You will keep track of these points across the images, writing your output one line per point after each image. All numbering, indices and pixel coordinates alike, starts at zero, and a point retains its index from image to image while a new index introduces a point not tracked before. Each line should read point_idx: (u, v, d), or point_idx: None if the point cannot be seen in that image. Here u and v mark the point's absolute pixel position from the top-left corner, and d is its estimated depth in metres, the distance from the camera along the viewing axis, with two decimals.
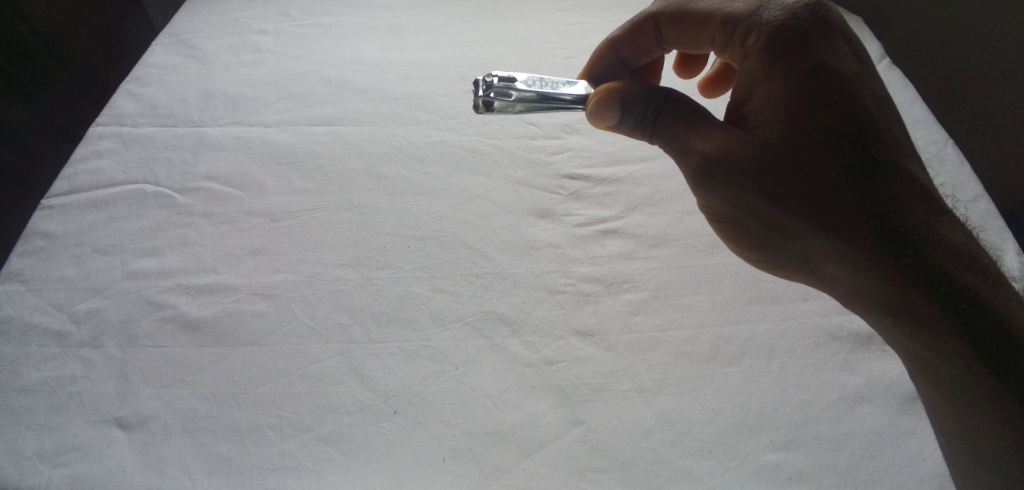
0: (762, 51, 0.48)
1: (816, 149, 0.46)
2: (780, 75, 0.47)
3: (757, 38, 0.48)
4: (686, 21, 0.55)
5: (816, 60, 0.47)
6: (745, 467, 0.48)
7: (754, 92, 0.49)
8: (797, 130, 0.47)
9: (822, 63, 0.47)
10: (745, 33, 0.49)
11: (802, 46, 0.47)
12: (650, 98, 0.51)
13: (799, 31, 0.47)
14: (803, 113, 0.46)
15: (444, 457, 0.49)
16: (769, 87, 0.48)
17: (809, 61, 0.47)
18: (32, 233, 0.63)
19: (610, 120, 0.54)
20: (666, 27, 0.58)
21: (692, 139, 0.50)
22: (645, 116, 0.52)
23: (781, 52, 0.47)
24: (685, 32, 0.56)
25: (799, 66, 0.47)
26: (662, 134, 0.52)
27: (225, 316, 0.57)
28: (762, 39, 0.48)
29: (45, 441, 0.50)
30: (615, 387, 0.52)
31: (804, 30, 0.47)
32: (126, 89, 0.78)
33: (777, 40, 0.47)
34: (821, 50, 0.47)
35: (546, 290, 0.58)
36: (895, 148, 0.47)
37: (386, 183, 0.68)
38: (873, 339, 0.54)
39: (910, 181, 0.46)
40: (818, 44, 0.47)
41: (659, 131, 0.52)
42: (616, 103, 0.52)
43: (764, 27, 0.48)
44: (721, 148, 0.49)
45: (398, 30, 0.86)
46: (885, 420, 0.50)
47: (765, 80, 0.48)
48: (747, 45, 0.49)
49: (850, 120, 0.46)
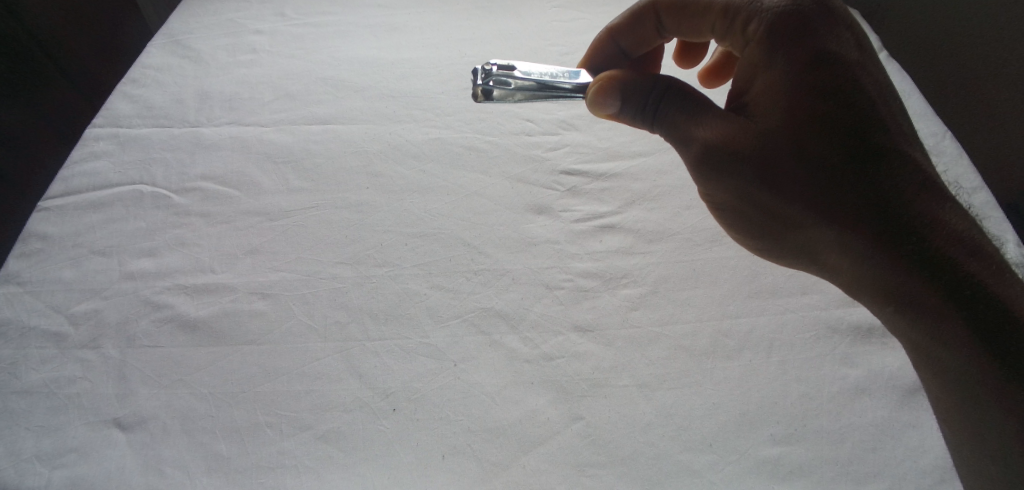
0: (763, 39, 0.48)
1: (817, 137, 0.46)
2: (781, 63, 0.47)
3: (757, 26, 0.48)
4: (687, 10, 0.56)
5: (817, 48, 0.47)
6: (746, 461, 0.48)
7: (755, 79, 0.49)
8: (799, 118, 0.47)
9: (824, 50, 0.47)
10: (746, 21, 0.49)
11: (803, 34, 0.47)
12: (651, 88, 0.51)
13: (800, 19, 0.47)
14: (804, 101, 0.47)
15: (444, 454, 0.49)
16: (771, 75, 0.48)
17: (810, 49, 0.47)
18: (29, 235, 0.63)
19: (610, 109, 0.53)
20: (667, 16, 0.58)
21: (693, 129, 0.50)
22: (646, 105, 0.52)
23: (782, 39, 0.47)
24: (687, 19, 0.56)
25: (800, 54, 0.47)
26: (664, 123, 0.52)
27: (223, 315, 0.57)
28: (762, 26, 0.48)
29: (44, 442, 0.50)
30: (614, 382, 0.52)
31: (806, 18, 0.48)
32: (121, 90, 0.78)
33: (778, 27, 0.47)
34: (821, 38, 0.47)
35: (545, 286, 0.58)
36: (897, 136, 0.47)
37: (384, 181, 0.67)
38: (873, 331, 0.54)
39: (912, 169, 0.46)
40: (820, 32, 0.48)
41: (660, 121, 0.52)
42: (616, 93, 0.52)
43: (765, 14, 0.48)
44: (723, 137, 0.48)
45: (394, 29, 0.86)
46: (886, 412, 0.49)
47: (767, 68, 0.48)
48: (749, 33, 0.49)
49: (851, 108, 0.47)
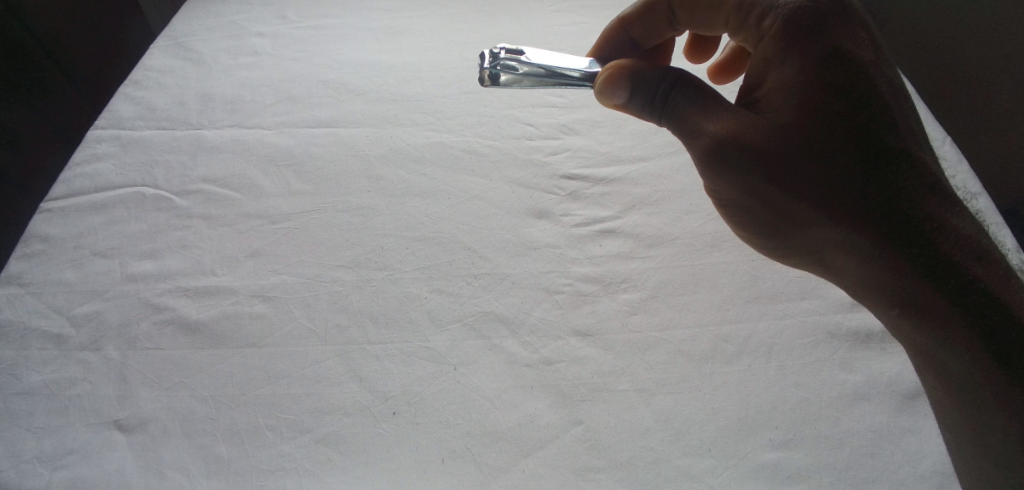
0: (778, 35, 0.49)
1: (826, 135, 0.47)
2: (795, 59, 0.48)
3: (772, 22, 0.49)
4: (701, 3, 0.57)
5: (832, 46, 0.48)
6: (743, 467, 0.48)
7: (768, 75, 0.49)
8: (810, 116, 0.47)
9: (838, 49, 0.48)
10: (762, 16, 0.50)
11: (818, 31, 0.48)
12: (661, 79, 0.51)
13: (816, 16, 0.48)
14: (814, 99, 0.47)
15: (443, 458, 0.49)
16: (783, 72, 0.48)
17: (825, 46, 0.48)
18: (31, 236, 0.63)
19: (617, 99, 0.54)
20: (682, 9, 0.59)
21: (702, 121, 0.50)
22: (654, 97, 0.52)
23: (797, 35, 0.48)
24: (700, 12, 0.58)
25: (814, 51, 0.48)
26: (673, 115, 0.52)
27: (223, 318, 0.57)
28: (779, 22, 0.49)
29: (45, 444, 0.50)
30: (613, 387, 0.52)
31: (823, 17, 0.48)
32: (124, 92, 0.78)
33: (795, 24, 0.48)
34: (837, 36, 0.48)
35: (545, 290, 0.58)
36: (908, 138, 0.48)
37: (384, 184, 0.68)
38: (873, 336, 0.54)
39: (921, 171, 0.47)
40: (836, 30, 0.48)
41: (669, 113, 0.52)
42: (624, 83, 0.52)
43: (781, 10, 0.49)
44: (731, 130, 0.49)
45: (395, 31, 0.87)
46: (883, 418, 0.50)
47: (781, 63, 0.48)
48: (764, 28, 0.50)
49: (863, 108, 0.47)
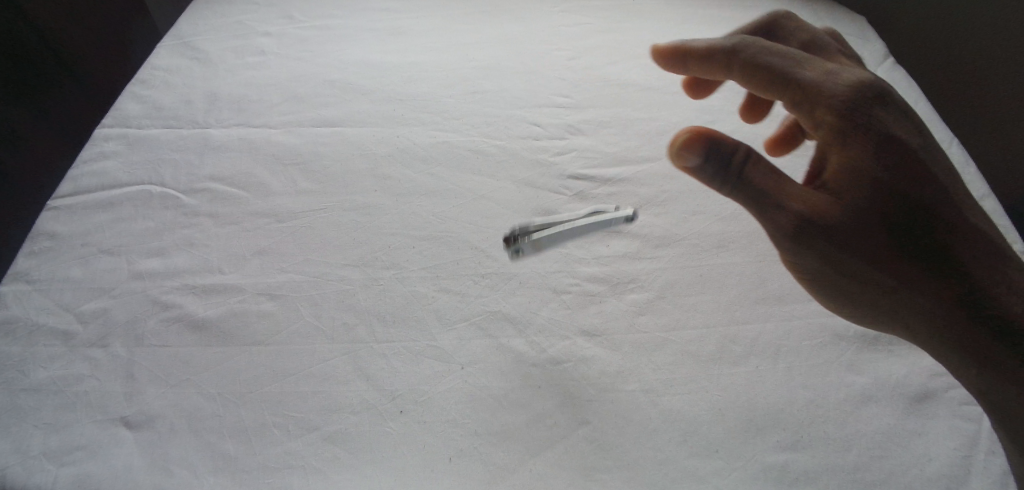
0: (831, 111, 0.42)
1: (918, 224, 0.40)
2: (862, 137, 0.41)
3: (820, 100, 0.43)
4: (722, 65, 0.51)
5: (894, 126, 0.42)
6: (751, 468, 0.47)
7: (829, 151, 0.43)
8: (896, 198, 0.40)
9: (898, 131, 0.42)
10: (804, 92, 0.44)
11: (873, 106, 0.42)
12: (734, 150, 0.41)
13: (868, 92, 0.43)
14: (895, 183, 0.40)
15: (450, 457, 0.48)
16: (851, 152, 0.41)
17: (885, 123, 0.42)
18: (39, 233, 0.63)
19: (689, 162, 0.43)
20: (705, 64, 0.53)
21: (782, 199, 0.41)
22: (727, 168, 0.42)
23: (855, 110, 0.42)
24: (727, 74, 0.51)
25: (878, 130, 0.41)
26: (746, 191, 0.42)
27: (230, 315, 0.57)
28: (828, 102, 0.42)
29: (51, 441, 0.50)
30: (621, 387, 0.52)
31: (873, 92, 0.43)
32: (131, 91, 0.78)
33: (848, 102, 0.42)
34: (893, 115, 0.43)
35: (552, 290, 0.58)
36: (995, 238, 0.42)
37: (391, 183, 0.68)
38: (879, 338, 0.54)
39: (1007, 266, 0.41)
40: (890, 106, 0.43)
41: (741, 186, 0.42)
42: (694, 146, 0.42)
43: (827, 86, 0.43)
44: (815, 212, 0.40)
45: (401, 32, 0.87)
46: (891, 420, 0.49)
47: (846, 140, 0.41)
48: (807, 105, 0.44)
49: (942, 202, 0.41)
